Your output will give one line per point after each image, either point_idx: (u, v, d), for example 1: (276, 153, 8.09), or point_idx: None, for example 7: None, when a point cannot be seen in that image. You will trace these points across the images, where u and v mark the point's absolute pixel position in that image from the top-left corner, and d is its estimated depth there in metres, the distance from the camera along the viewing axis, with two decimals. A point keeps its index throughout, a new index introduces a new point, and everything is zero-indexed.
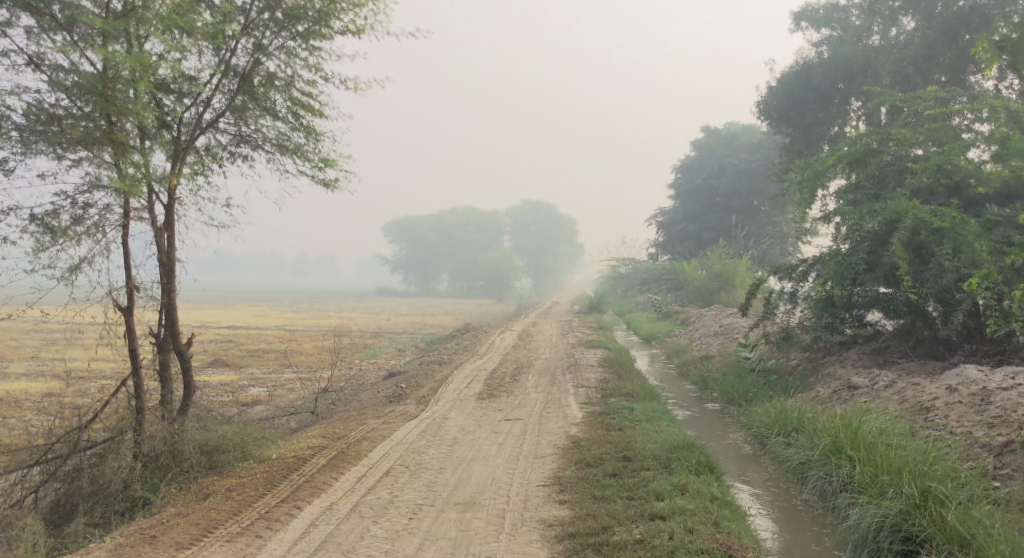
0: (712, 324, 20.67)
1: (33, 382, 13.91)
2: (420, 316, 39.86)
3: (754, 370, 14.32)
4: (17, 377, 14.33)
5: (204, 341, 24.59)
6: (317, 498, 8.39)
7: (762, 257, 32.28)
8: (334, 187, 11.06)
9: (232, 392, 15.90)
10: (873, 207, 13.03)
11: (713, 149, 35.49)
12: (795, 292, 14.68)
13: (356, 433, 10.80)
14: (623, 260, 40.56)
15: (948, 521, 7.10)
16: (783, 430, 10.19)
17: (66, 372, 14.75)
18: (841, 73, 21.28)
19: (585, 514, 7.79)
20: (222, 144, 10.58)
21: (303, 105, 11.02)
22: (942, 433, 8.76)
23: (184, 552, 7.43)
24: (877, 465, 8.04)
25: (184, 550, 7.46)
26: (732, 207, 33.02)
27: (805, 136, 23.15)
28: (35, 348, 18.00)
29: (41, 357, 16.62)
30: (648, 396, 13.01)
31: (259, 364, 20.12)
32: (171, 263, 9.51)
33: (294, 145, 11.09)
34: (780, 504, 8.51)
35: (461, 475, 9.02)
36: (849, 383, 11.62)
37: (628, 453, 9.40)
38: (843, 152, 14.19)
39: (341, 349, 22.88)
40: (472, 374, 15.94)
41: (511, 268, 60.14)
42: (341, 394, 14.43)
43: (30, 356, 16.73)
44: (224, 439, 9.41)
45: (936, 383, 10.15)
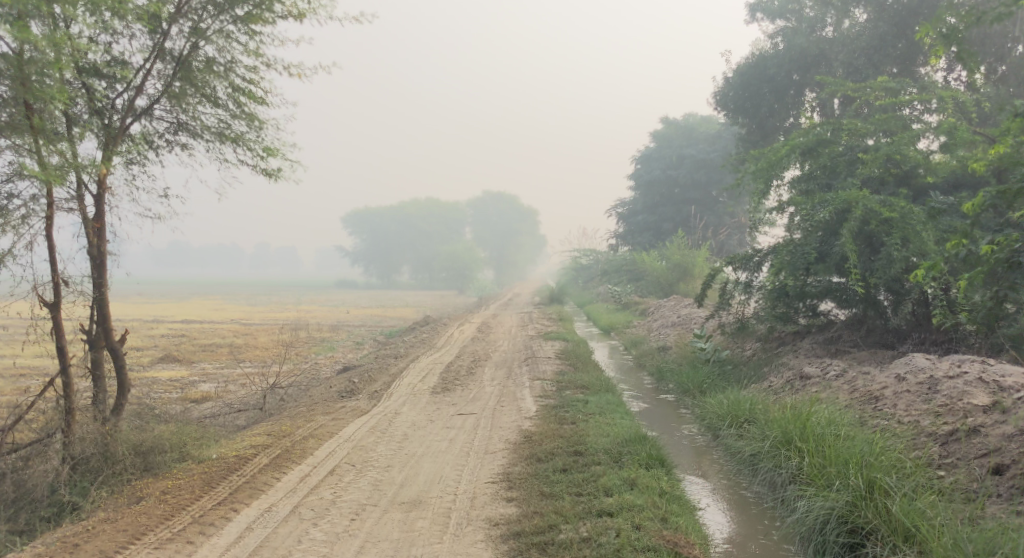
0: (669, 314, 20.69)
1: None
2: (380, 308, 39.53)
3: (709, 361, 14.30)
4: None
5: (156, 337, 23.98)
6: (255, 500, 8.09)
7: (719, 246, 32.10)
8: (278, 177, 10.76)
9: (180, 388, 15.45)
10: (825, 197, 12.96)
11: (672, 140, 35.55)
12: (749, 282, 14.68)
13: (302, 431, 10.50)
14: (584, 251, 40.55)
15: (893, 512, 7.06)
16: (736, 421, 10.16)
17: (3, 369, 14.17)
18: (795, 64, 21.38)
19: (532, 512, 7.62)
20: (158, 131, 10.22)
21: (245, 91, 10.67)
22: (890, 423, 8.79)
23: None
24: (825, 456, 8.01)
25: None
26: (690, 198, 33.14)
27: (760, 126, 23.31)
28: None
29: None
30: (603, 388, 12.90)
31: (211, 359, 19.64)
32: (102, 256, 9.22)
33: (235, 133, 10.74)
34: (730, 497, 8.45)
35: (408, 472, 8.81)
36: (801, 373, 11.63)
37: (580, 447, 9.26)
38: (796, 141, 14.16)
39: (297, 343, 22.46)
40: (428, 367, 15.68)
41: (473, 260, 60.01)
42: (292, 390, 14.08)
43: None
44: (160, 439, 9.04)
45: (885, 373, 10.21)
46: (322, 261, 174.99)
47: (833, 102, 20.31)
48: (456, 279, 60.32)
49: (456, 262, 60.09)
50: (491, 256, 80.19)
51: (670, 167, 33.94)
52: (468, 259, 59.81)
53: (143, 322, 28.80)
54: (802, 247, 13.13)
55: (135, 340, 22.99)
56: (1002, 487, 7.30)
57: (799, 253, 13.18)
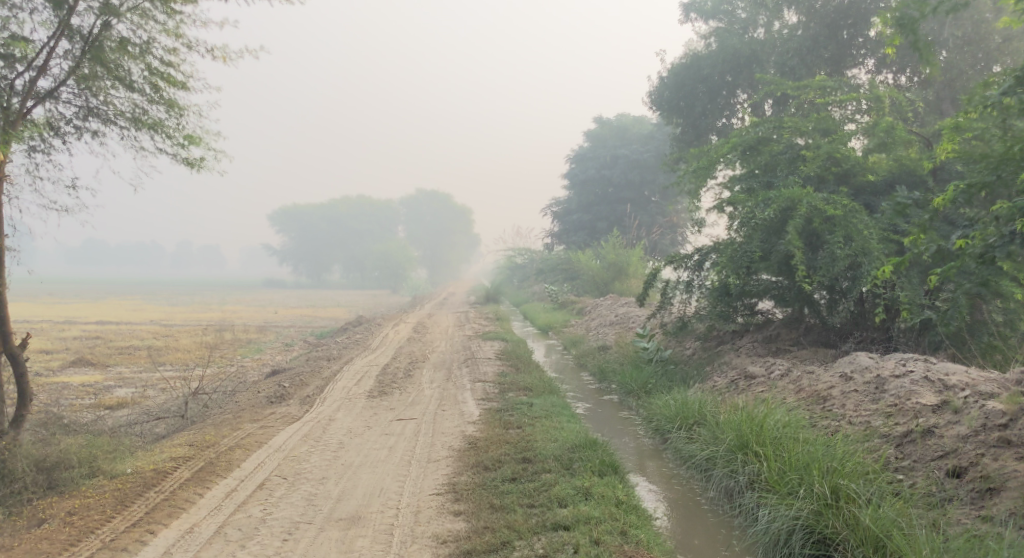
0: (608, 313, 20.44)
1: None
2: (310, 308, 38.46)
3: (651, 361, 14.02)
4: None
5: (68, 339, 22.50)
6: (174, 520, 7.35)
7: (652, 246, 32.18)
8: (200, 168, 10.03)
9: (95, 394, 14.37)
10: (768, 195, 12.67)
11: (605, 140, 35.43)
12: (691, 281, 14.44)
13: (228, 440, 9.72)
14: (520, 250, 40.19)
15: (861, 522, 6.84)
16: (685, 424, 9.86)
17: None
18: (728, 65, 21.26)
19: (482, 527, 7.13)
20: (65, 115, 9.40)
21: (163, 75, 9.87)
22: (841, 424, 8.61)
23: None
24: (785, 461, 7.77)
25: None
26: (624, 197, 33.09)
27: (694, 127, 23.18)
28: None
29: None
30: (546, 390, 12.48)
31: (130, 362, 18.44)
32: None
33: (152, 119, 9.94)
34: (685, 504, 8.13)
35: (346, 485, 8.18)
36: (746, 373, 11.42)
37: (527, 453, 8.80)
38: (737, 139, 13.92)
39: (221, 345, 21.39)
40: (363, 369, 14.99)
41: (406, 259, 58.89)
42: (218, 395, 13.22)
43: None
44: (67, 454, 8.22)
45: (830, 371, 10.06)
46: (249, 260, 170.56)
47: (766, 103, 20.32)
48: (387, 278, 59.21)
49: (389, 261, 58.82)
50: (424, 255, 79.19)
51: (604, 166, 33.81)
52: (400, 258, 58.78)
53: (54, 324, 27.08)
54: (746, 245, 12.85)
55: (46, 342, 21.52)
56: (963, 490, 7.16)
57: (742, 252, 12.84)
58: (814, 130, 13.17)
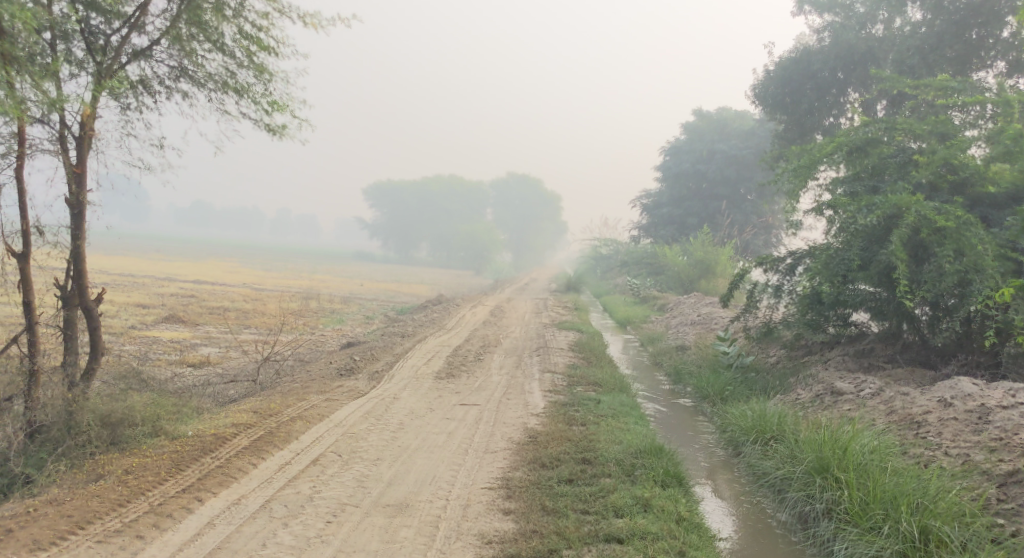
0: (689, 312, 19.73)
1: None
2: (395, 283, 38.85)
3: (731, 366, 13.33)
4: None
5: (165, 295, 23.35)
6: (223, 489, 7.33)
7: (745, 246, 31.26)
8: (282, 136, 9.97)
9: (180, 351, 14.76)
10: (872, 200, 11.77)
11: (703, 133, 34.17)
12: (780, 285, 13.64)
13: (291, 411, 9.67)
14: (606, 241, 39.53)
15: None
16: (761, 438, 9.23)
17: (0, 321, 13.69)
18: (842, 61, 20.05)
19: (530, 530, 6.79)
20: (156, 74, 9.48)
21: (255, 40, 9.83)
22: (935, 454, 7.87)
23: (39, 555, 6.27)
24: (869, 492, 7.15)
25: (41, 552, 6.30)
26: (718, 193, 32.00)
27: (799, 124, 21.92)
28: None
29: None
30: (616, 388, 12.03)
31: (217, 322, 18.93)
32: (81, 207, 8.51)
33: (240, 84, 9.92)
34: (754, 526, 7.57)
35: (399, 469, 7.97)
36: (832, 388, 10.65)
37: (589, 454, 8.39)
38: (843, 138, 12.94)
39: (305, 313, 21.70)
40: (434, 349, 14.86)
41: (490, 242, 58.82)
42: (291, 363, 13.30)
43: None
44: (132, 411, 8.31)
45: (927, 394, 9.21)
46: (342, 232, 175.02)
47: (880, 104, 19.04)
48: (472, 258, 59.42)
49: (473, 242, 58.86)
50: (511, 239, 79.16)
51: (699, 160, 32.68)
52: (485, 240, 58.75)
53: (155, 279, 28.12)
54: (844, 252, 12.08)
55: (145, 296, 22.41)
56: None
57: (839, 259, 12.07)
58: (930, 133, 12.12)
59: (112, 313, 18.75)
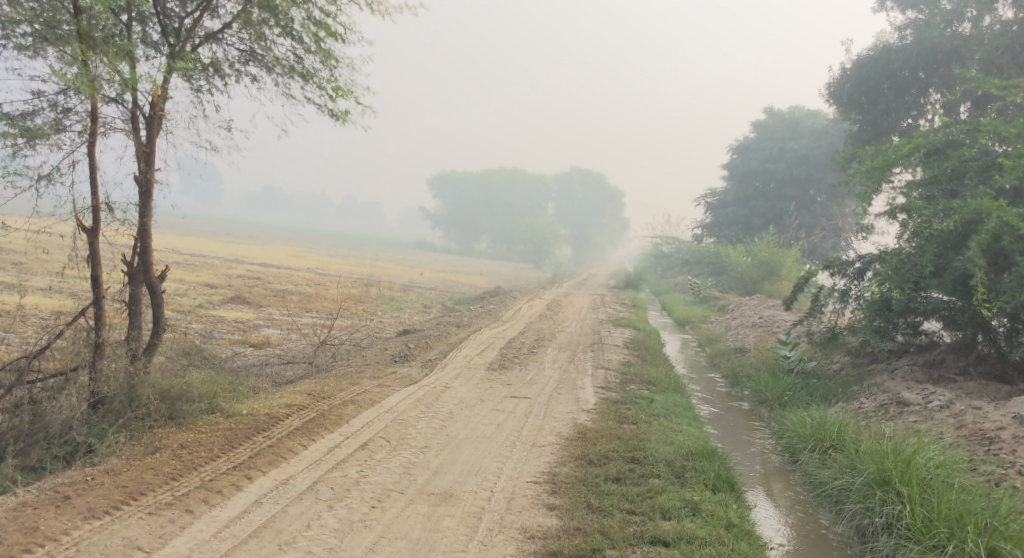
0: (750, 314, 19.29)
1: (43, 301, 13.40)
2: (455, 273, 39.07)
3: (791, 371, 12.96)
4: (29, 293, 13.84)
5: (233, 276, 23.93)
6: (273, 469, 7.44)
7: (812, 249, 30.36)
8: (345, 121, 10.06)
9: (243, 331, 15.09)
10: (950, 204, 11.24)
11: (773, 132, 33.30)
12: (847, 290, 13.16)
13: (344, 394, 9.76)
14: (668, 239, 39.01)
15: None
16: (820, 446, 8.94)
17: (75, 294, 14.20)
18: (923, 60, 19.21)
19: (574, 527, 6.68)
20: (227, 57, 9.65)
21: (322, 25, 9.92)
22: (1007, 473, 7.51)
23: (93, 522, 6.43)
24: (932, 508, 6.83)
25: (94, 520, 6.47)
26: (787, 194, 31.18)
27: (874, 124, 21.19)
28: (59, 267, 17.50)
29: (62, 275, 16.15)
30: (670, 387, 11.80)
31: (279, 304, 19.30)
32: (148, 183, 8.75)
33: (307, 69, 10.02)
34: (809, 536, 7.32)
35: (446, 458, 7.96)
36: (898, 398, 10.23)
37: (638, 453, 8.23)
38: (921, 139, 12.39)
39: (365, 300, 21.96)
40: (489, 340, 14.85)
41: (551, 236, 58.54)
42: (347, 348, 13.45)
43: (53, 273, 16.29)
44: (189, 388, 8.50)
45: (1001, 410, 8.77)
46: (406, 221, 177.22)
47: (963, 105, 18.23)
48: (532, 252, 59.34)
49: (534, 236, 58.64)
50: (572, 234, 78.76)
51: (768, 160, 31.93)
52: (547, 234, 58.46)
53: (224, 260, 28.86)
54: (916, 258, 11.61)
55: (213, 277, 23.00)
56: None
57: (911, 265, 11.62)
58: (1017, 136, 11.47)
59: (182, 291, 19.29)
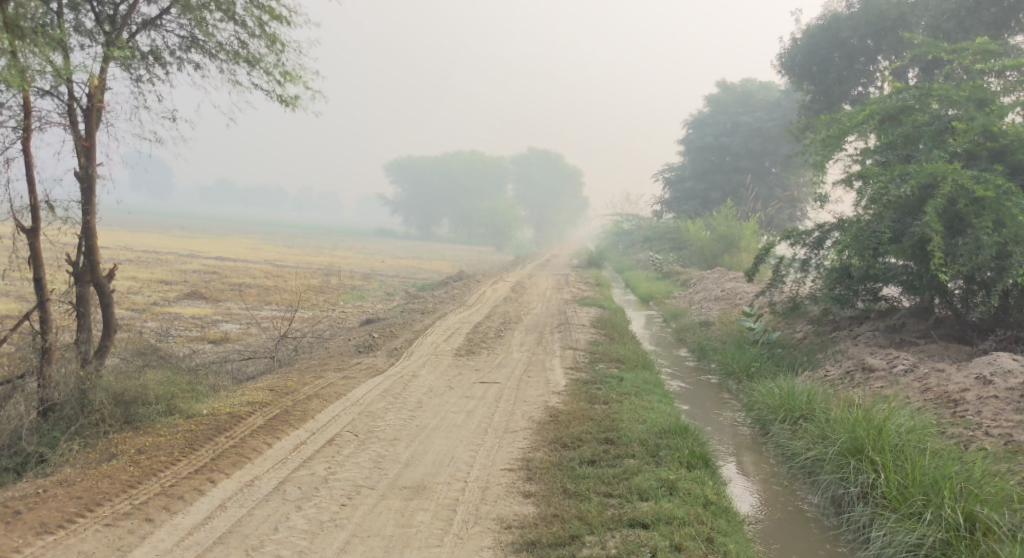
0: (713, 287, 19.34)
1: None
2: (417, 259, 38.63)
3: (757, 343, 12.99)
4: None
5: (188, 271, 23.31)
6: (237, 470, 7.17)
7: (768, 220, 30.62)
8: (295, 107, 9.73)
9: (200, 327, 14.66)
10: (907, 169, 11.21)
11: (727, 105, 33.44)
12: (808, 259, 13.19)
13: (308, 388, 9.49)
14: (628, 216, 39.09)
15: None
16: (790, 417, 8.93)
17: (20, 298, 13.62)
18: (871, 28, 19.35)
19: (551, 514, 6.56)
20: (166, 44, 9.24)
21: (266, 8, 9.56)
22: (974, 434, 7.55)
23: (47, 538, 6.13)
24: (907, 475, 6.84)
25: (47, 536, 6.16)
26: (743, 166, 31.36)
27: (826, 94, 21.35)
28: None
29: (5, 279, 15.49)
30: (639, 364, 11.74)
31: (237, 299, 18.83)
32: (91, 179, 8.33)
33: (252, 54, 9.65)
34: (783, 508, 7.31)
35: (416, 449, 7.77)
36: (863, 364, 10.28)
37: (611, 434, 8.13)
38: (876, 106, 12.49)
39: (326, 290, 21.56)
40: (455, 326, 14.65)
41: (513, 219, 58.24)
42: (309, 340, 13.14)
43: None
44: (145, 390, 8.15)
45: (964, 371, 8.83)
46: (363, 209, 175.64)
47: (911, 71, 18.44)
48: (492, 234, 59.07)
49: (495, 218, 58.23)
50: (533, 215, 78.58)
51: (724, 133, 32.05)
52: (507, 217, 58.08)
53: (179, 256, 28.13)
54: (876, 225, 11.65)
55: (167, 273, 22.37)
56: None
57: (870, 232, 11.66)
58: (968, 100, 11.52)
59: (135, 289, 18.72)
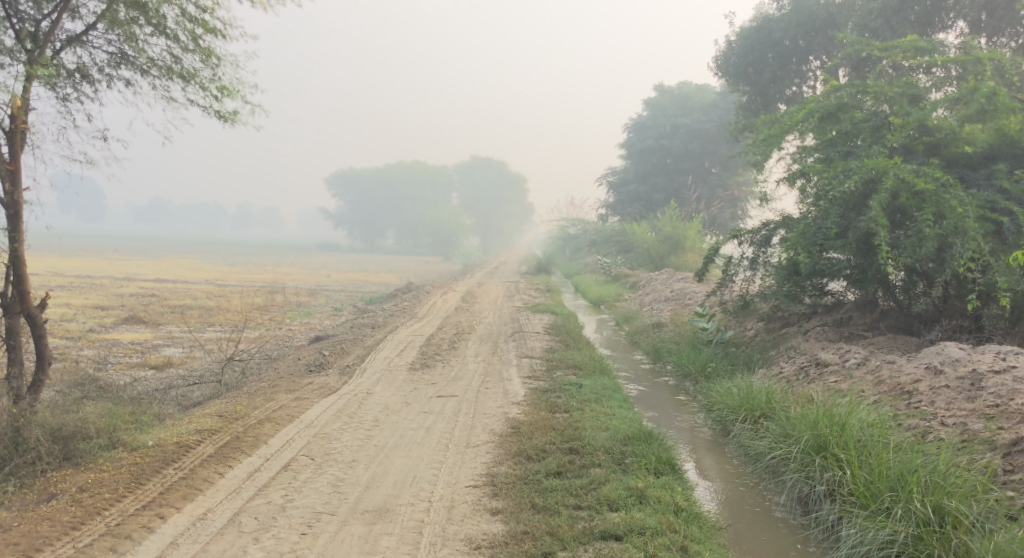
0: (663, 288, 19.42)
1: None
2: (364, 272, 38.09)
3: (711, 342, 13.02)
4: None
5: (125, 295, 22.47)
6: (187, 503, 6.83)
7: (711, 221, 31.13)
8: (233, 123, 9.41)
9: (141, 353, 14.07)
10: (849, 165, 11.35)
11: (666, 108, 33.81)
12: (756, 257, 13.23)
13: (259, 412, 9.13)
14: (574, 221, 39.22)
15: (972, 553, 6.09)
16: (750, 416, 8.91)
17: None
18: (802, 28, 19.73)
19: (521, 531, 6.42)
20: (94, 61, 8.83)
21: (199, 22, 9.22)
22: (930, 425, 7.58)
23: None
24: (873, 471, 6.89)
25: None
26: (684, 168, 31.72)
27: (762, 94, 21.69)
28: None
29: None
30: (596, 370, 11.66)
31: (178, 321, 18.18)
32: (17, 205, 7.83)
33: (186, 69, 9.29)
34: (750, 509, 7.28)
35: (377, 470, 7.52)
36: (816, 359, 10.33)
37: (575, 443, 8.00)
38: (814, 104, 12.41)
39: (271, 308, 20.99)
40: (407, 339, 14.36)
41: (458, 228, 57.97)
42: (257, 361, 12.70)
43: None
44: (85, 423, 7.68)
45: (914, 362, 8.93)
46: (306, 223, 173.23)
47: (842, 69, 18.86)
48: (437, 244, 58.69)
49: (441, 228, 57.86)
50: (478, 223, 78.42)
51: (664, 136, 32.34)
52: (453, 227, 57.79)
53: (114, 280, 27.13)
54: (821, 221, 11.76)
55: (102, 298, 21.52)
56: None
57: (816, 228, 11.78)
58: (902, 96, 11.77)
59: (69, 316, 17.92)
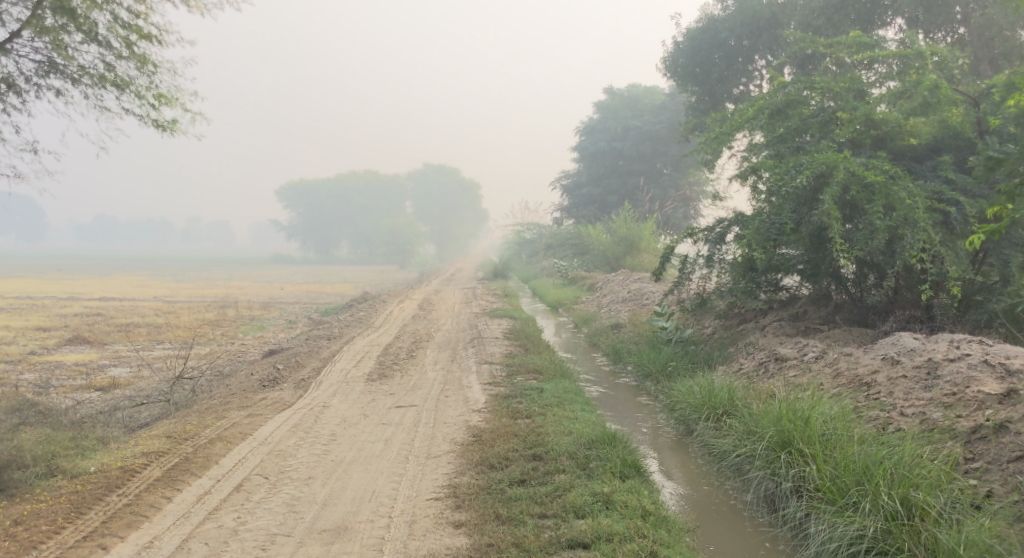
0: (620, 289, 19.40)
1: None
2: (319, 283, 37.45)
3: (670, 341, 12.98)
4: None
5: (69, 315, 21.66)
6: (132, 532, 6.54)
7: (665, 221, 30.76)
8: (172, 132, 9.10)
9: (86, 374, 13.51)
10: (799, 160, 11.19)
11: (616, 110, 33.96)
12: (711, 254, 13.17)
13: (210, 431, 8.78)
14: (529, 225, 39.14)
15: (941, 544, 6.09)
16: (713, 414, 8.82)
17: None
18: (746, 28, 19.97)
19: (486, 544, 6.24)
20: (20, 70, 8.42)
21: (134, 28, 8.88)
22: (890, 416, 7.57)
23: None
24: (838, 465, 6.86)
25: None
26: (636, 169, 31.85)
27: (710, 95, 21.81)
28: None
29: None
30: (557, 374, 11.51)
31: (126, 340, 17.56)
32: None
33: (121, 77, 8.93)
34: (717, 510, 7.19)
35: (335, 487, 7.25)
36: (775, 354, 10.30)
37: (538, 450, 7.82)
38: (764, 101, 12.40)
39: (223, 323, 20.43)
40: (364, 349, 14.04)
41: (413, 236, 57.49)
42: (208, 378, 12.27)
43: None
44: (20, 452, 7.26)
45: (871, 353, 8.94)
46: (258, 236, 170.57)
47: (787, 67, 19.12)
48: (393, 252, 58.11)
49: (396, 236, 57.31)
50: (433, 230, 77.96)
51: (615, 139, 32.43)
52: (407, 234, 57.30)
53: (58, 300, 26.17)
54: (775, 217, 11.59)
55: (45, 319, 20.70)
56: None
57: (770, 224, 11.57)
58: (847, 91, 11.81)
59: (10, 339, 17.18)
